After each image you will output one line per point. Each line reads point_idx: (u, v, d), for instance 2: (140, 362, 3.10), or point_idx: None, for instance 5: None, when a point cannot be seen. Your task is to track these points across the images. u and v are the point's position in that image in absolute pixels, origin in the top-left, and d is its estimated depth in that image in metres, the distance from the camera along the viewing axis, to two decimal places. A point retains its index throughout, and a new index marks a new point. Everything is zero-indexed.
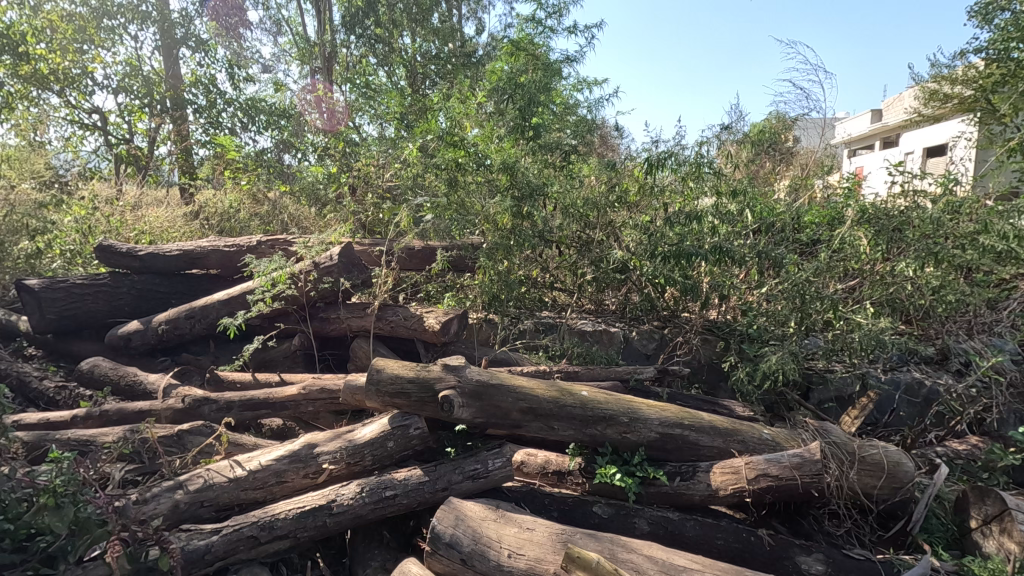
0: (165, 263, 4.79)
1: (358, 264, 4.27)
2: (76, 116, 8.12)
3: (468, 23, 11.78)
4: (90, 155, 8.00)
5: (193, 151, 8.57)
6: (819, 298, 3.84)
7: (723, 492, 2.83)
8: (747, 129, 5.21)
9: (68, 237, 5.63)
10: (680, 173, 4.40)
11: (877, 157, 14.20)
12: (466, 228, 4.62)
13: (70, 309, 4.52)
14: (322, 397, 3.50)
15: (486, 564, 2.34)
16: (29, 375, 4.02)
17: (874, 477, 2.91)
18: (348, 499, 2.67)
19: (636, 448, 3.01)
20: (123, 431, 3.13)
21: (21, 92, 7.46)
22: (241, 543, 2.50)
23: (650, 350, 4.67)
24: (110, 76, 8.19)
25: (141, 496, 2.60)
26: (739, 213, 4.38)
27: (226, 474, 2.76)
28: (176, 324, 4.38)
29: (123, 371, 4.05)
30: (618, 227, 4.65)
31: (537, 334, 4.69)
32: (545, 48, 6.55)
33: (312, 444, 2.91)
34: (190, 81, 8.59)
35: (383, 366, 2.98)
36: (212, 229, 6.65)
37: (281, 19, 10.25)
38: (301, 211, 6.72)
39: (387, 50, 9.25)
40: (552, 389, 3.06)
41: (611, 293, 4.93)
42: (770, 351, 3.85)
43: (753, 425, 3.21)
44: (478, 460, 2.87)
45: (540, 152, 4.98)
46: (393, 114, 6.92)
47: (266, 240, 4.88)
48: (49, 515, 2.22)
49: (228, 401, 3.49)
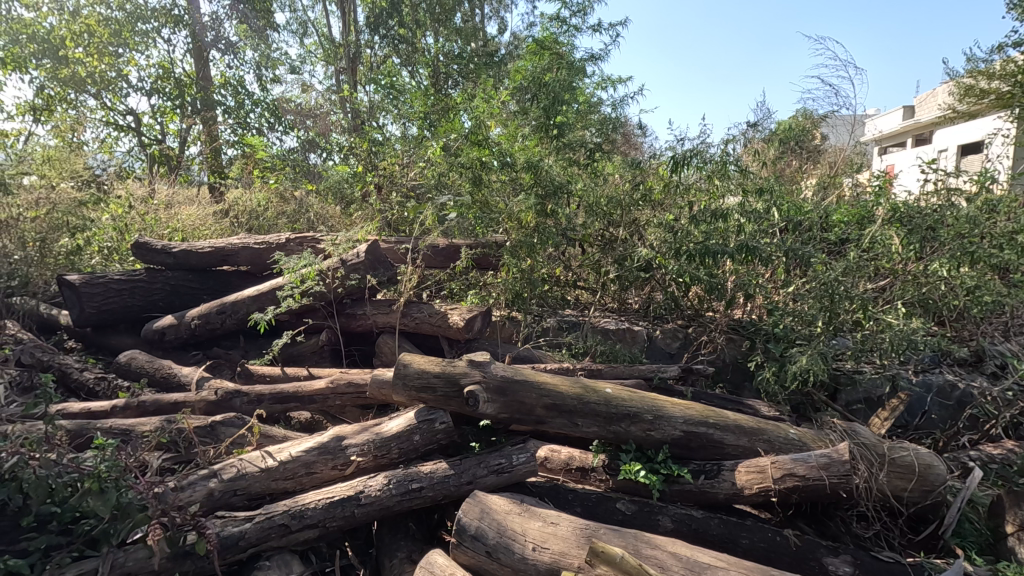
0: (198, 259, 4.94)
1: (383, 262, 4.27)
2: (111, 117, 8.40)
3: (490, 23, 11.83)
4: (125, 155, 8.25)
5: (222, 152, 8.78)
6: (849, 298, 3.80)
7: (748, 491, 2.81)
8: (773, 127, 5.19)
9: (105, 233, 5.82)
10: (705, 171, 4.41)
11: (910, 154, 13.77)
12: (489, 226, 4.76)
13: (108, 303, 4.68)
14: (349, 390, 3.58)
15: (510, 556, 2.38)
16: (70, 367, 4.16)
17: (904, 480, 2.87)
18: (376, 490, 2.73)
19: (660, 445, 3.01)
20: (160, 420, 3.24)
21: (60, 95, 7.73)
22: (273, 531, 2.58)
23: (674, 349, 4.64)
24: (145, 78, 8.48)
25: (178, 483, 2.68)
26: (766, 211, 4.35)
27: (259, 464, 2.84)
28: (208, 319, 4.51)
29: (159, 363, 4.20)
30: (642, 225, 4.67)
31: (560, 331, 4.68)
32: (569, 47, 6.49)
33: (340, 436, 2.98)
34: (220, 82, 8.87)
35: (410, 361, 3.03)
36: (241, 228, 6.79)
37: (307, 20, 10.41)
38: (326, 210, 6.80)
39: (410, 50, 9.34)
40: (576, 386, 3.08)
41: (634, 292, 4.94)
42: (798, 351, 3.77)
43: (779, 425, 3.19)
44: (503, 455, 2.91)
45: (564, 151, 4.93)
46: (417, 114, 6.95)
47: (295, 237, 4.99)
48: (94, 499, 2.36)
49: (259, 393, 3.59)
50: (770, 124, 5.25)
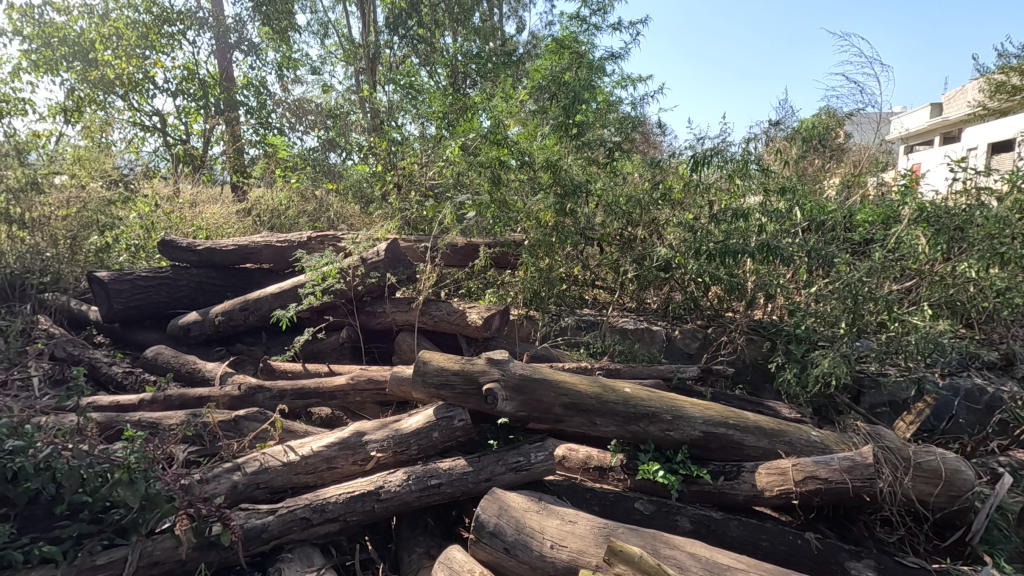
0: (221, 256, 5.05)
1: (402, 260, 4.33)
2: (138, 118, 8.61)
3: (508, 22, 11.84)
4: (151, 155, 8.45)
5: (244, 151, 8.93)
6: (873, 300, 3.72)
7: (769, 493, 2.79)
8: (795, 125, 5.11)
9: (133, 232, 5.95)
10: (726, 170, 4.35)
11: (937, 153, 13.44)
12: (508, 225, 4.81)
13: (135, 299, 4.80)
14: (369, 387, 3.62)
15: (529, 554, 2.39)
16: (99, 361, 4.28)
17: (930, 485, 2.81)
18: (395, 486, 2.76)
19: (679, 446, 2.99)
20: (186, 414, 3.32)
21: (89, 97, 7.94)
22: (295, 524, 2.63)
23: (693, 349, 4.61)
24: (170, 80, 8.69)
25: (203, 475, 2.75)
26: (788, 211, 4.31)
27: (281, 458, 2.89)
28: (231, 316, 4.60)
29: (184, 359, 4.29)
30: (662, 224, 4.64)
31: (578, 331, 4.68)
32: (589, 46, 6.44)
33: (361, 432, 3.02)
34: (242, 83, 9.05)
35: (429, 358, 3.06)
36: (263, 226, 6.92)
37: (327, 21, 10.52)
38: (346, 209, 6.87)
39: (429, 50, 9.39)
40: (595, 385, 3.08)
41: (653, 292, 4.91)
42: (820, 354, 3.72)
43: (800, 427, 3.16)
44: (521, 453, 2.93)
45: (583, 150, 4.92)
46: (436, 113, 6.98)
47: (316, 236, 5.07)
48: (124, 489, 2.42)
49: (281, 389, 3.64)
50: (792, 121, 5.17)
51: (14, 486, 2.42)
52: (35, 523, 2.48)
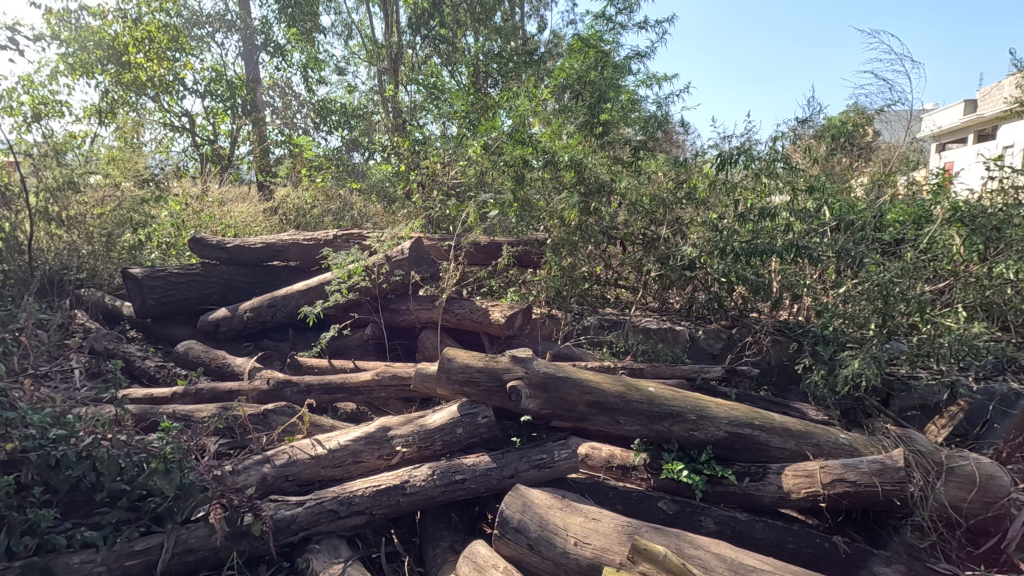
0: (250, 254, 5.17)
1: (427, 258, 4.39)
2: (168, 119, 8.84)
3: (529, 21, 11.86)
4: (180, 155, 8.68)
5: (270, 151, 9.10)
6: (904, 299, 3.72)
7: (795, 495, 2.76)
8: (823, 121, 5.02)
9: (165, 229, 6.20)
10: (753, 169, 4.35)
11: (970, 150, 13.06)
12: (531, 225, 4.82)
13: (167, 295, 4.93)
14: (394, 383, 3.68)
15: (553, 550, 2.41)
16: (134, 355, 4.42)
17: (964, 490, 2.75)
18: (420, 480, 2.80)
19: (703, 446, 2.98)
20: (217, 407, 3.41)
21: (122, 98, 8.19)
22: (323, 515, 2.68)
23: (717, 350, 4.57)
24: (199, 81, 8.90)
25: (235, 467, 2.82)
26: (816, 211, 4.24)
27: (309, 451, 2.95)
28: (259, 312, 4.69)
29: (214, 354, 4.40)
30: (685, 224, 4.61)
31: (601, 330, 4.67)
32: (614, 44, 6.41)
33: (386, 427, 3.06)
34: (268, 85, 9.21)
35: (454, 355, 3.10)
36: (290, 225, 7.14)
37: (351, 22, 10.65)
38: (370, 208, 6.97)
39: (451, 50, 9.44)
40: (618, 384, 3.08)
41: (676, 292, 4.87)
42: (849, 355, 3.66)
43: (828, 429, 3.13)
44: (544, 451, 2.95)
45: (606, 149, 4.91)
46: (458, 113, 7.02)
47: (342, 234, 5.16)
48: (160, 478, 2.55)
49: (308, 384, 3.71)
50: (819, 118, 5.08)
51: (57, 473, 2.49)
52: (76, 509, 2.57)
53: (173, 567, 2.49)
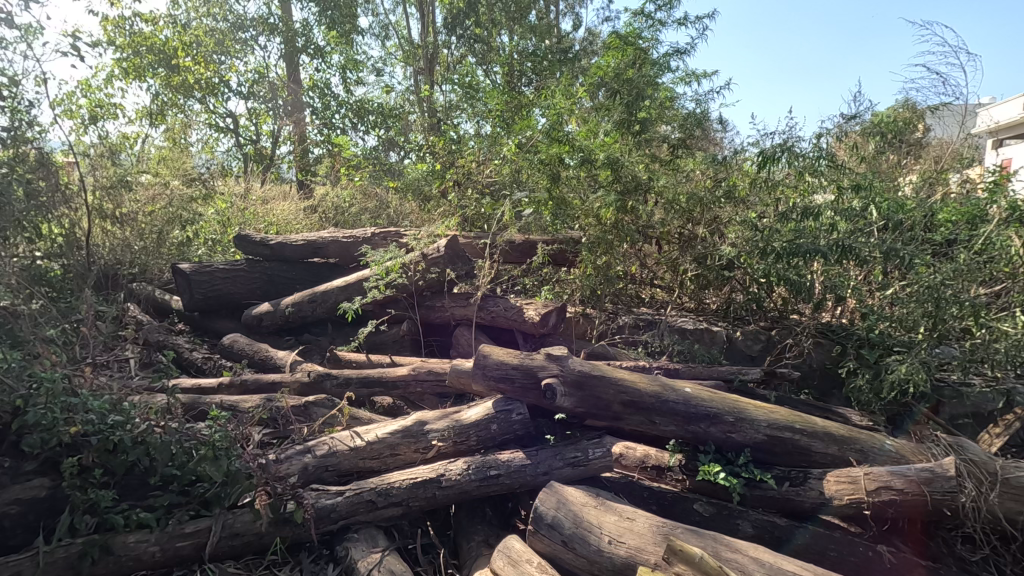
0: (292, 251, 5.32)
1: (463, 257, 4.45)
2: (213, 120, 9.17)
3: (564, 19, 11.81)
4: (225, 155, 9.02)
5: (310, 151, 9.33)
6: (957, 303, 3.56)
7: (838, 502, 2.69)
8: (870, 117, 4.87)
9: (211, 227, 6.46)
10: (796, 167, 4.22)
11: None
12: (566, 223, 4.81)
13: (213, 290, 5.12)
14: (430, 378, 3.74)
15: (586, 548, 2.41)
16: (182, 347, 4.60)
17: (1019, 502, 2.63)
18: (456, 474, 2.84)
19: (741, 449, 2.93)
20: (261, 398, 3.53)
21: (172, 100, 8.53)
22: (361, 506, 2.75)
23: (755, 351, 4.48)
24: (243, 83, 9.20)
25: (279, 456, 2.92)
26: (863, 210, 4.12)
27: (348, 443, 3.03)
28: (300, 307, 4.83)
29: (258, 347, 4.56)
30: (723, 223, 4.54)
31: (636, 329, 4.64)
32: (652, 40, 6.34)
33: (423, 421, 3.12)
34: (309, 86, 9.42)
35: (489, 352, 3.13)
36: (329, 223, 7.34)
37: (388, 23, 10.83)
38: (405, 207, 7.09)
39: (486, 49, 9.54)
40: (654, 383, 3.06)
41: (713, 292, 4.79)
42: (896, 359, 3.55)
43: (873, 435, 3.05)
44: (579, 449, 2.97)
45: (644, 146, 4.85)
46: (493, 112, 7.04)
47: (380, 232, 5.26)
48: (209, 465, 2.66)
49: (347, 377, 3.81)
50: (866, 114, 4.92)
51: (114, 457, 2.62)
52: (131, 491, 2.69)
53: (220, 550, 2.60)
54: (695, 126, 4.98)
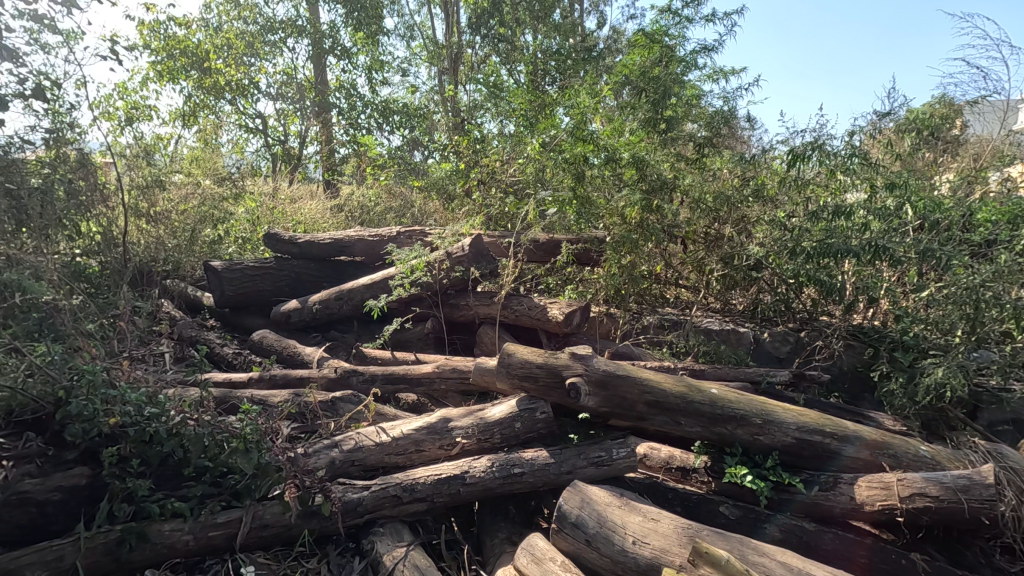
0: (319, 249, 5.41)
1: (486, 255, 4.45)
2: (243, 121, 9.38)
3: (589, 17, 11.76)
4: (254, 155, 9.22)
5: (336, 151, 9.48)
6: (998, 305, 3.43)
7: (869, 508, 2.63)
8: (904, 114, 4.73)
9: (241, 225, 6.62)
10: (827, 166, 4.14)
11: None
12: (590, 222, 4.73)
13: (243, 287, 5.23)
14: (454, 375, 3.81)
15: (610, 548, 2.40)
16: (214, 343, 4.73)
17: None
18: (480, 471, 2.86)
19: (769, 452, 2.89)
20: (290, 393, 3.61)
21: (204, 102, 8.76)
22: (387, 500, 2.79)
23: (783, 353, 4.39)
24: (272, 84, 9.38)
25: (307, 450, 2.98)
26: (898, 209, 4.02)
27: (374, 438, 3.07)
28: (327, 305, 4.91)
29: (286, 343, 4.65)
30: (751, 222, 4.49)
31: (661, 330, 4.60)
32: (679, 38, 6.28)
33: (447, 418, 3.15)
34: (335, 87, 9.55)
35: (514, 350, 3.14)
36: (355, 221, 7.46)
37: (413, 23, 10.93)
38: (429, 206, 7.15)
39: (510, 48, 9.56)
40: (679, 384, 3.02)
41: (739, 293, 4.72)
42: (931, 362, 3.45)
43: (907, 440, 2.99)
44: (603, 449, 2.96)
45: (670, 145, 4.80)
46: (517, 111, 7.04)
47: (406, 231, 5.32)
48: (240, 457, 2.73)
49: (373, 373, 3.86)
50: (901, 111, 4.78)
51: (150, 447, 2.71)
52: (166, 481, 2.77)
53: (250, 541, 2.66)
54: (722, 124, 4.91)
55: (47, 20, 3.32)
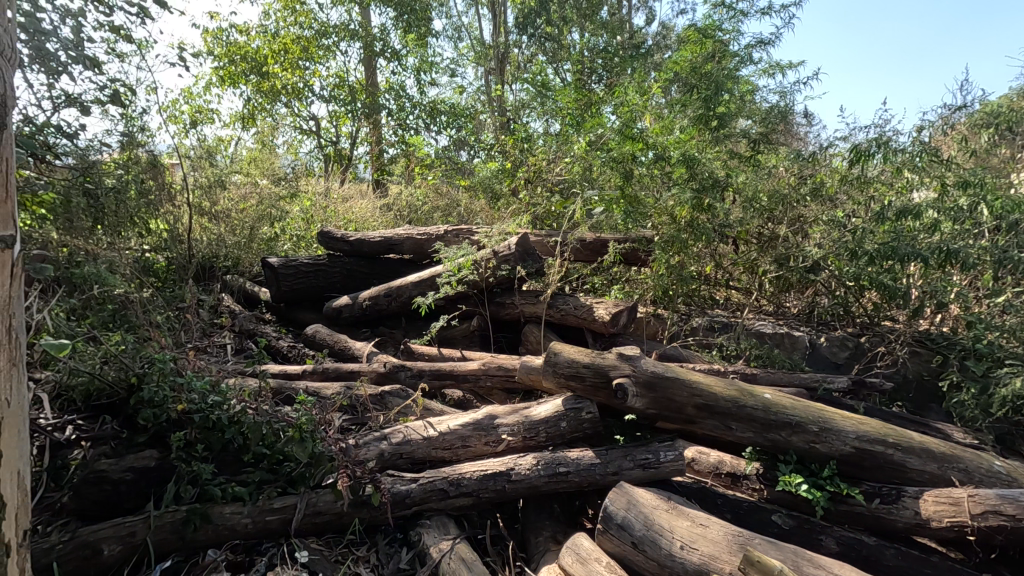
0: (369, 247, 5.57)
1: (533, 253, 4.49)
2: (298, 123, 9.74)
3: (637, 14, 11.59)
4: (307, 155, 9.56)
5: (385, 151, 9.72)
6: None
7: (936, 523, 2.50)
8: (979, 107, 4.44)
9: (296, 223, 6.89)
10: (893, 163, 3.94)
11: None
12: (637, 221, 4.59)
13: (298, 283, 5.44)
14: (500, 373, 3.83)
15: (657, 551, 2.37)
16: (270, 336, 4.93)
17: None
18: (525, 469, 2.87)
19: (826, 461, 2.77)
20: (341, 386, 3.73)
21: (262, 105, 9.14)
22: (434, 494, 2.85)
23: (842, 359, 4.18)
24: (325, 87, 9.69)
25: (358, 441, 3.07)
26: (972, 208, 3.83)
27: (422, 433, 3.14)
28: (377, 301, 5.05)
29: (338, 337, 4.81)
30: (808, 222, 4.33)
31: (710, 332, 4.49)
32: (732, 32, 6.12)
33: (493, 415, 3.19)
34: (384, 88, 9.77)
35: (560, 349, 3.12)
36: (403, 220, 7.63)
37: (460, 25, 11.06)
38: (475, 205, 7.24)
39: (556, 47, 9.54)
40: (731, 388, 2.95)
41: (795, 295, 4.58)
42: (1008, 372, 3.23)
43: (979, 454, 2.84)
44: (650, 451, 2.92)
45: (722, 143, 4.67)
46: (564, 110, 7.01)
47: (453, 229, 5.40)
48: (296, 446, 2.84)
49: (420, 369, 3.94)
50: (974, 104, 4.49)
51: (214, 433, 2.86)
52: (227, 466, 2.91)
53: (304, 527, 2.77)
54: (777, 120, 4.75)
55: (122, 31, 3.54)
